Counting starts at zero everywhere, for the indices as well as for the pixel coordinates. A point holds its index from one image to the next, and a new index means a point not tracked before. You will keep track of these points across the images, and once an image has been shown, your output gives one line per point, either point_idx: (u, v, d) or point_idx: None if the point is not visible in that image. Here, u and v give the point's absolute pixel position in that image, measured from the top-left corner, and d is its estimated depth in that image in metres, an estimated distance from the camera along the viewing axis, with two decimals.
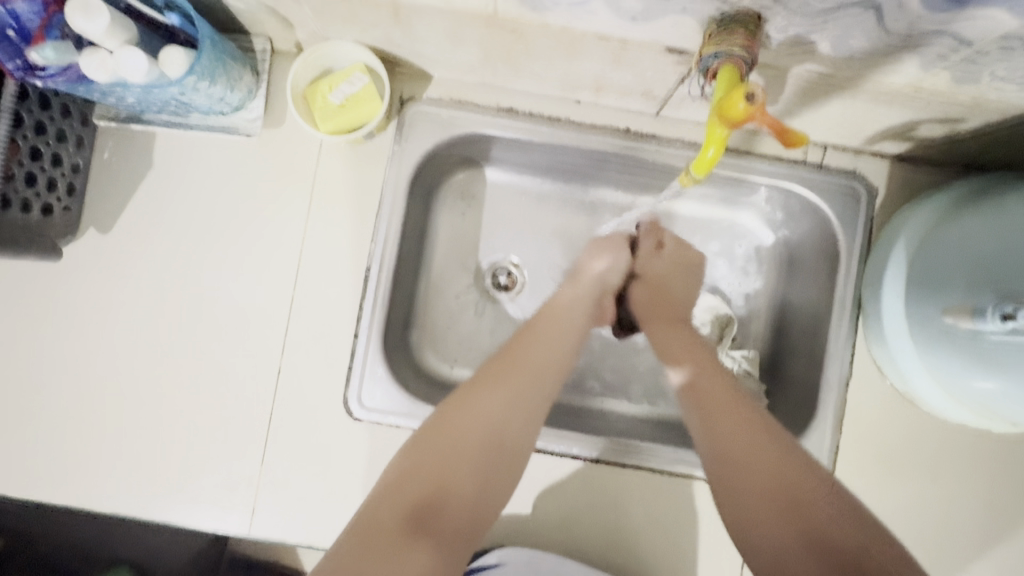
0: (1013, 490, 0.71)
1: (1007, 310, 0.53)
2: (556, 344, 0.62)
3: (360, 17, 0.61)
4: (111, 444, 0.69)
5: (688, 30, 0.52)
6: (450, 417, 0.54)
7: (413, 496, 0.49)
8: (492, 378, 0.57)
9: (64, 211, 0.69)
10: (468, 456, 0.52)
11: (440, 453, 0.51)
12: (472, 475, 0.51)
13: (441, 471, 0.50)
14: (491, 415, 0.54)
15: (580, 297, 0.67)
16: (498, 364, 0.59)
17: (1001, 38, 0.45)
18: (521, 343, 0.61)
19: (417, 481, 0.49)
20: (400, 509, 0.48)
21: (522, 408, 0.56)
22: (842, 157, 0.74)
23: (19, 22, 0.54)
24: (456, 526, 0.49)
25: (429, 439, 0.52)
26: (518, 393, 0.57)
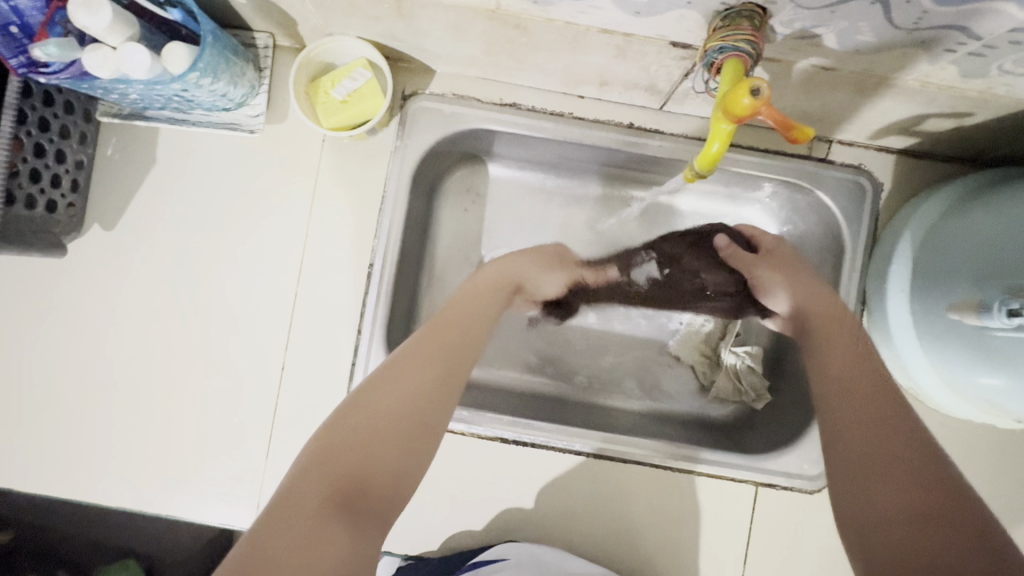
0: (1017, 484, 0.71)
1: (1013, 306, 0.51)
2: (479, 318, 0.60)
3: (363, 12, 0.60)
4: (118, 438, 0.70)
5: (693, 24, 0.51)
6: (374, 390, 0.49)
7: (334, 477, 0.43)
8: (414, 349, 0.53)
9: (69, 207, 0.69)
10: (393, 431, 0.46)
11: (361, 428, 0.45)
12: (395, 452, 0.46)
13: (364, 450, 0.45)
14: (411, 387, 0.50)
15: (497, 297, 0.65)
16: (424, 339, 0.54)
17: (1011, 32, 0.45)
18: (449, 319, 0.58)
19: (334, 462, 0.43)
20: (322, 487, 0.42)
21: (442, 381, 0.52)
22: (847, 152, 0.73)
23: (22, 18, 0.54)
24: (376, 505, 0.43)
25: (348, 414, 0.47)
26: (441, 363, 0.52)
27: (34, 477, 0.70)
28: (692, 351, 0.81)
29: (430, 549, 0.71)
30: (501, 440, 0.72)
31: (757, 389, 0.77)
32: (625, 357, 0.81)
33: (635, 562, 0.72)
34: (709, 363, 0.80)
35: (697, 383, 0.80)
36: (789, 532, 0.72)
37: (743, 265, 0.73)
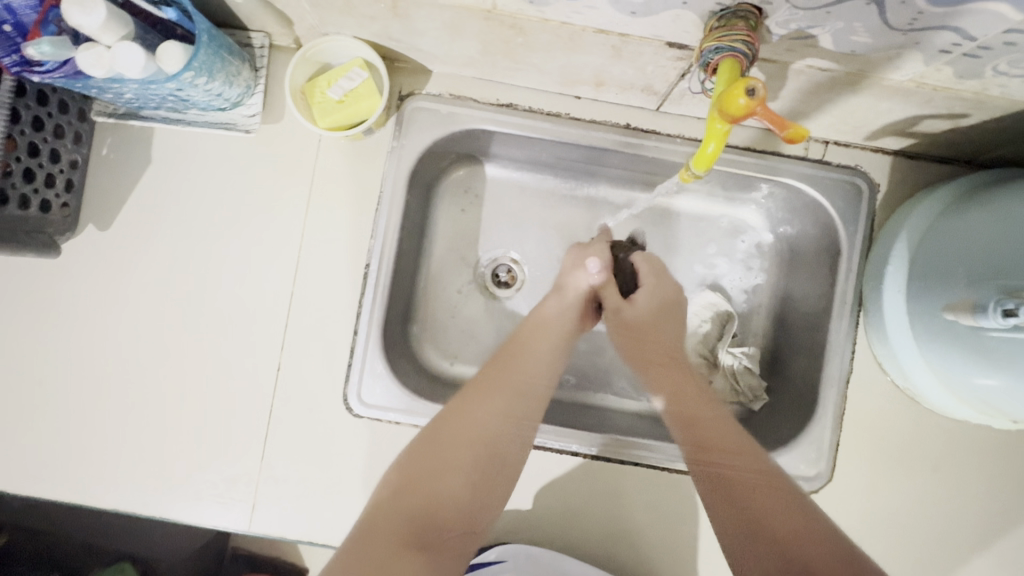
0: (1013, 485, 0.71)
1: (1010, 306, 0.50)
2: (544, 354, 0.72)
3: (359, 12, 0.60)
4: (112, 440, 0.70)
5: (689, 24, 0.51)
6: (450, 423, 0.62)
7: (409, 515, 0.54)
8: (481, 397, 0.65)
9: (63, 207, 0.69)
10: (463, 468, 0.58)
11: (437, 462, 0.58)
12: (462, 487, 0.58)
13: (434, 480, 0.57)
14: (491, 429, 0.62)
15: (565, 312, 0.75)
16: (496, 367, 0.69)
17: (1005, 33, 0.45)
18: (514, 354, 0.71)
19: (412, 496, 0.56)
20: (404, 514, 0.54)
21: (515, 419, 0.65)
22: (843, 153, 0.73)
23: (16, 16, 0.54)
24: (450, 535, 0.55)
25: (420, 450, 0.60)
26: (506, 412, 0.64)
27: (26, 480, 0.69)
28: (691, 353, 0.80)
29: None
30: None
31: (754, 390, 0.77)
32: (623, 357, 0.81)
33: (632, 563, 0.71)
34: (707, 364, 0.80)
35: None
36: None
37: (613, 306, 0.77)
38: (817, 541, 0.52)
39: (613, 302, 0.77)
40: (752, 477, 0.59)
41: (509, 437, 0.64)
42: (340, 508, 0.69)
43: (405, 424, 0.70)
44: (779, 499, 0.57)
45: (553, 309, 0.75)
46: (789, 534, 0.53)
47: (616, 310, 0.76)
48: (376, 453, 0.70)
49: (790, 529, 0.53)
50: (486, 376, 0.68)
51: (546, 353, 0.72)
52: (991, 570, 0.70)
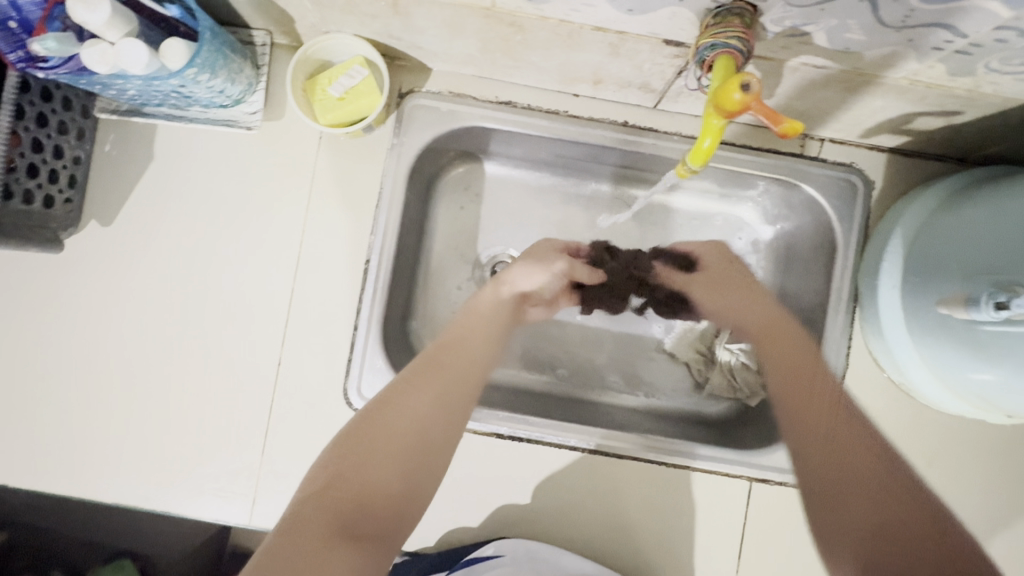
0: (1009, 480, 0.72)
1: (1002, 299, 0.51)
2: (481, 345, 0.64)
3: (360, 9, 0.61)
4: (114, 433, 0.70)
5: (685, 22, 0.52)
6: (380, 416, 0.53)
7: (337, 507, 0.45)
8: (413, 386, 0.56)
9: (66, 202, 0.69)
10: (396, 448, 0.51)
11: (367, 449, 0.50)
12: (397, 474, 0.50)
13: (369, 462, 0.49)
14: (424, 425, 0.54)
15: (500, 311, 0.69)
16: (423, 365, 0.59)
17: (995, 30, 0.45)
18: (441, 352, 0.61)
19: (332, 492, 0.46)
20: (324, 517, 0.44)
21: (447, 411, 0.56)
22: (839, 150, 0.74)
23: (20, 13, 0.54)
24: (379, 523, 0.47)
25: (351, 444, 0.50)
26: (441, 398, 0.56)
27: (29, 473, 0.69)
28: (689, 349, 0.82)
29: (426, 546, 0.71)
30: (497, 436, 0.72)
31: (751, 386, 0.78)
32: (620, 353, 0.82)
33: (631, 558, 0.72)
34: (704, 360, 0.81)
35: (692, 381, 0.81)
36: (783, 529, 0.72)
37: (680, 283, 0.78)
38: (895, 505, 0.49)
39: (680, 277, 0.78)
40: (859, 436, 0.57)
41: (445, 430, 0.55)
42: None
43: None
44: (875, 489, 0.50)
45: (490, 299, 0.69)
46: (925, 535, 0.46)
47: (688, 279, 0.78)
48: None
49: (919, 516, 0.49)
50: (418, 368, 0.58)
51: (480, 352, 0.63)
52: None
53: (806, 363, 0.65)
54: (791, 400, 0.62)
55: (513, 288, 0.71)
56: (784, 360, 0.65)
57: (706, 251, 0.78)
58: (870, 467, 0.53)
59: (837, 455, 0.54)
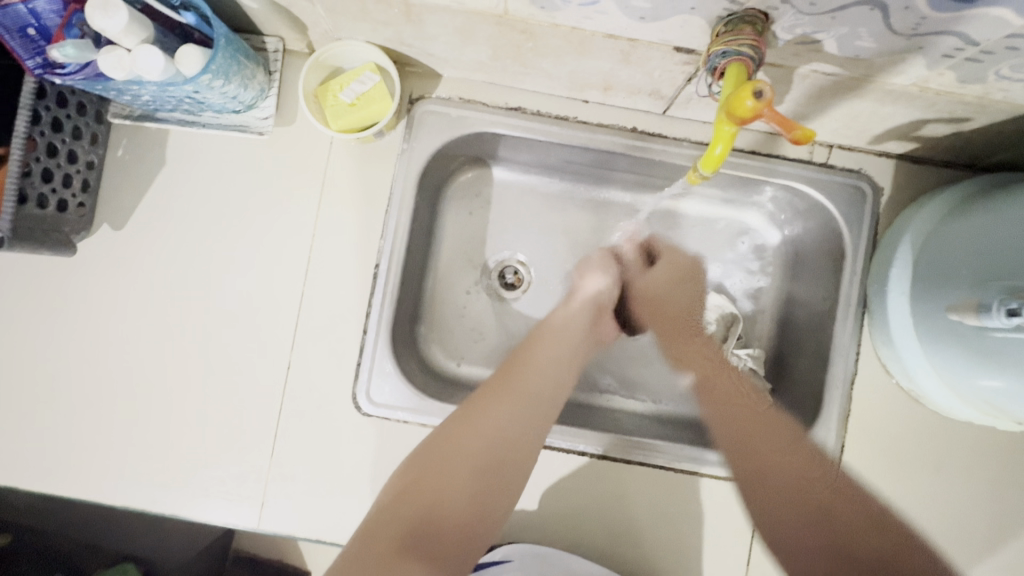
0: (1018, 487, 0.72)
1: (1013, 305, 0.51)
2: (557, 365, 0.65)
3: (372, 17, 0.61)
4: (123, 437, 0.70)
5: (696, 30, 0.52)
6: (465, 423, 0.58)
7: (414, 509, 0.53)
8: (487, 409, 0.59)
9: (79, 206, 0.70)
10: (467, 461, 0.56)
11: (444, 460, 0.56)
12: (468, 485, 0.55)
13: (441, 481, 0.54)
14: (503, 432, 0.58)
15: (575, 323, 0.70)
16: (500, 378, 0.63)
17: (1007, 37, 0.46)
18: (526, 352, 0.66)
19: (413, 498, 0.54)
20: (400, 527, 0.52)
21: (524, 425, 0.59)
22: (847, 157, 0.74)
23: (40, 21, 0.55)
24: (452, 535, 0.53)
25: (425, 459, 0.56)
26: (512, 430, 0.59)
27: (38, 475, 0.70)
28: None
29: None
30: None
31: None
32: (628, 359, 0.82)
33: (639, 565, 0.72)
34: None
35: None
36: None
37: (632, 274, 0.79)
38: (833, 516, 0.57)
39: (637, 270, 0.79)
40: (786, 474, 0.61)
41: (526, 447, 0.59)
42: (346, 506, 0.70)
43: (413, 423, 0.71)
44: (795, 492, 0.60)
45: (561, 315, 0.71)
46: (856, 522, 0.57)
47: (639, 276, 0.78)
48: (384, 451, 0.71)
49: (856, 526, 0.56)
50: (490, 391, 0.61)
51: (558, 363, 0.66)
52: (996, 573, 0.70)
53: (733, 391, 0.70)
54: (742, 425, 0.65)
55: (585, 296, 0.73)
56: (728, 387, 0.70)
57: (669, 258, 0.79)
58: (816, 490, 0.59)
59: (774, 457, 0.62)
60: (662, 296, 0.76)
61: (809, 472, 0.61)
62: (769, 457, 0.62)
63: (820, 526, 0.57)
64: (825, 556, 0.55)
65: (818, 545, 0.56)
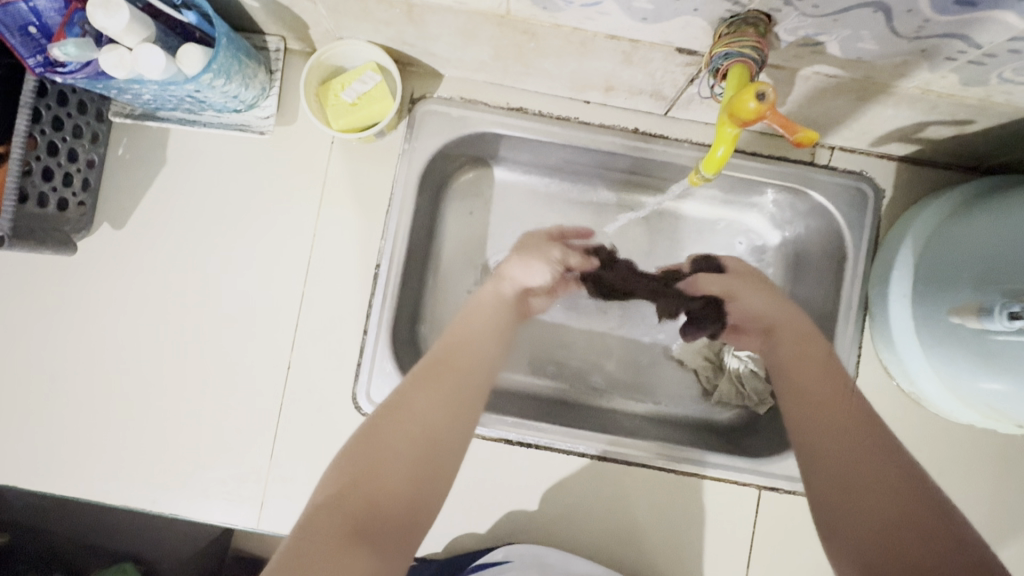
0: (1019, 490, 0.72)
1: (1014, 309, 0.51)
2: (484, 350, 0.62)
3: (374, 16, 0.61)
4: (123, 436, 0.70)
5: (698, 31, 0.52)
6: (392, 416, 0.51)
7: (353, 505, 0.44)
8: (420, 390, 0.54)
9: (79, 205, 0.70)
10: (410, 441, 0.49)
11: (380, 448, 0.48)
12: (412, 464, 0.48)
13: (383, 465, 0.47)
14: (433, 417, 0.52)
15: (503, 302, 0.70)
16: (430, 367, 0.57)
17: (1009, 41, 0.46)
18: (454, 343, 0.61)
19: (356, 485, 0.45)
20: (341, 520, 0.43)
21: (456, 408, 0.54)
22: (849, 158, 0.74)
23: (41, 18, 0.55)
24: (399, 520, 0.46)
25: (363, 449, 0.48)
26: (450, 405, 0.54)
27: (39, 475, 0.69)
28: (696, 356, 0.82)
29: (433, 551, 0.71)
30: (505, 442, 0.72)
31: (759, 393, 0.78)
32: (630, 360, 0.82)
33: (639, 565, 0.72)
34: (712, 367, 0.81)
35: (700, 388, 0.81)
36: (792, 537, 0.72)
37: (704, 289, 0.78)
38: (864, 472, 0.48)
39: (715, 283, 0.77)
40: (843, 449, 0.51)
41: (458, 428, 0.54)
42: None
43: None
44: (849, 480, 0.48)
45: (490, 297, 0.70)
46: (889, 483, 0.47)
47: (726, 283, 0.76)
48: None
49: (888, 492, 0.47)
50: (425, 376, 0.56)
51: (485, 351, 0.62)
52: None
53: (822, 395, 0.58)
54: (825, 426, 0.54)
55: (514, 284, 0.73)
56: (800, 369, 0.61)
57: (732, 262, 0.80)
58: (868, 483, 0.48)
59: (836, 448, 0.52)
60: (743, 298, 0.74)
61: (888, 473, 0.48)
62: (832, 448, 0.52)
63: (862, 507, 0.46)
64: (876, 539, 0.44)
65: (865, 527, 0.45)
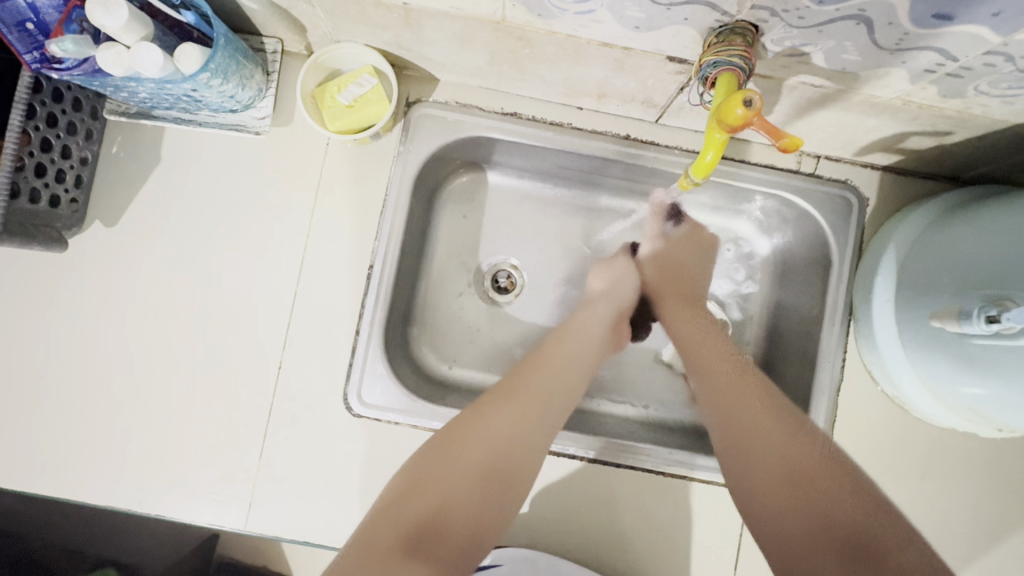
0: (1001, 493, 0.73)
1: (992, 313, 0.53)
2: (574, 368, 0.66)
3: (371, 19, 0.62)
4: (110, 435, 0.69)
5: (689, 40, 0.54)
6: (476, 420, 0.58)
7: (419, 515, 0.51)
8: (501, 400, 0.60)
9: (71, 202, 0.70)
10: (473, 470, 0.54)
11: (447, 463, 0.54)
12: (478, 491, 0.53)
13: (447, 487, 0.53)
14: (512, 434, 0.57)
15: (593, 325, 0.72)
16: (517, 377, 0.63)
17: (984, 55, 0.48)
18: (536, 362, 0.65)
19: (416, 501, 0.52)
20: (400, 529, 0.50)
21: (537, 426, 0.59)
22: (834, 168, 0.76)
23: (39, 15, 0.56)
24: (462, 537, 0.51)
25: (420, 462, 0.56)
26: (525, 415, 0.59)
27: (22, 475, 0.69)
28: None
29: None
30: None
31: None
32: (620, 363, 0.83)
33: (628, 567, 0.72)
34: None
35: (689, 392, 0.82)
36: None
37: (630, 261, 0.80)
38: (773, 469, 0.54)
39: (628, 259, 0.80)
40: (770, 449, 0.55)
41: (533, 449, 0.59)
42: (334, 508, 0.69)
43: (403, 425, 0.70)
44: (796, 502, 0.51)
45: (581, 321, 0.72)
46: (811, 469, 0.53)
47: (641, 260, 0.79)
48: (374, 452, 0.70)
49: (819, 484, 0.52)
50: (514, 382, 0.62)
51: (572, 368, 0.66)
52: None
53: (735, 392, 0.62)
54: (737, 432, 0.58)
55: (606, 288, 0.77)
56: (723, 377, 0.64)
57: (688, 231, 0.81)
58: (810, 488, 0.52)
59: (778, 452, 0.55)
60: (675, 256, 0.79)
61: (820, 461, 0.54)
62: (770, 467, 0.54)
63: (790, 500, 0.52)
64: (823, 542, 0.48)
65: (798, 534, 0.50)
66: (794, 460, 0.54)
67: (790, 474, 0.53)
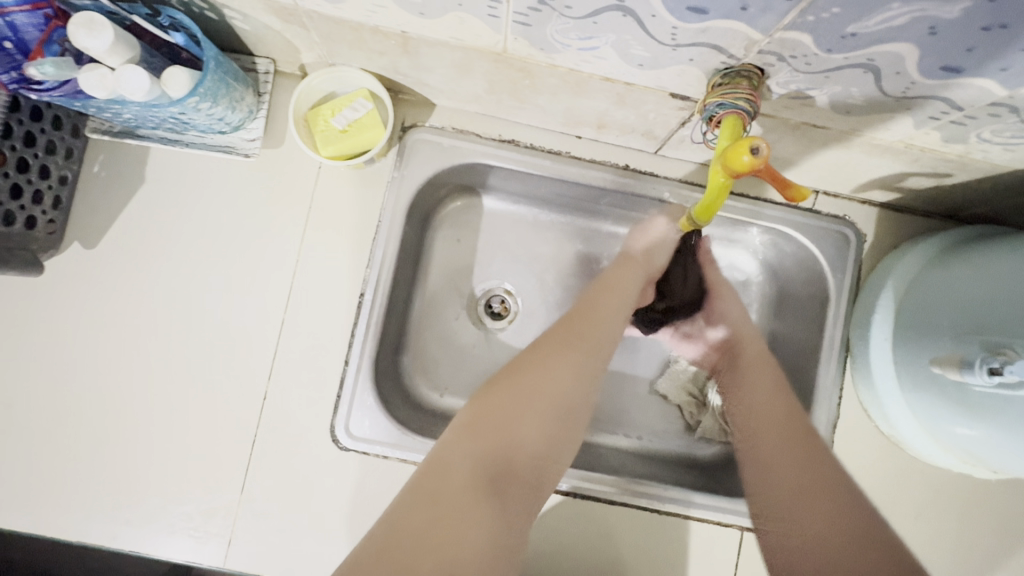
0: (993, 531, 0.73)
1: (994, 365, 0.52)
2: (620, 311, 0.63)
3: (368, 44, 0.60)
4: (83, 469, 0.66)
5: (693, 79, 0.53)
6: (532, 363, 0.56)
7: (487, 452, 0.50)
8: (559, 346, 0.58)
9: (49, 223, 0.67)
10: (540, 418, 0.53)
11: (512, 407, 0.53)
12: (543, 438, 0.53)
13: (514, 435, 0.52)
14: (563, 388, 0.55)
15: (634, 278, 0.67)
16: (573, 320, 0.61)
17: (990, 105, 0.47)
18: (587, 305, 0.63)
19: (485, 439, 0.51)
20: (473, 468, 0.49)
21: (589, 375, 0.58)
22: (832, 203, 0.76)
23: (18, 34, 0.53)
24: (527, 480, 0.52)
25: (486, 400, 0.54)
26: (584, 363, 0.58)
27: None
28: (680, 391, 0.81)
29: None
30: None
31: None
32: (613, 395, 0.81)
33: None
34: (696, 403, 0.81)
35: (684, 423, 0.80)
36: None
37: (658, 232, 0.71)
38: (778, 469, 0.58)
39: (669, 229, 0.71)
40: (784, 455, 0.58)
41: (586, 399, 0.57)
42: (319, 543, 0.67)
43: (393, 458, 0.68)
44: (791, 489, 0.56)
45: (615, 271, 0.67)
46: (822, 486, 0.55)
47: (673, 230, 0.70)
48: (361, 486, 0.68)
49: (809, 487, 0.55)
50: (568, 323, 0.61)
51: (622, 309, 0.64)
52: None
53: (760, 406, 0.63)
54: (756, 442, 0.61)
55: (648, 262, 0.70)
56: (747, 395, 0.65)
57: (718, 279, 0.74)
58: (793, 514, 0.54)
59: (791, 468, 0.57)
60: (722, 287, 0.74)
61: (825, 487, 0.55)
62: (770, 468, 0.58)
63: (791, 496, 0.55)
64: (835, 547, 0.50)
65: (787, 533, 0.54)
66: (801, 466, 0.57)
67: (793, 475, 0.56)
